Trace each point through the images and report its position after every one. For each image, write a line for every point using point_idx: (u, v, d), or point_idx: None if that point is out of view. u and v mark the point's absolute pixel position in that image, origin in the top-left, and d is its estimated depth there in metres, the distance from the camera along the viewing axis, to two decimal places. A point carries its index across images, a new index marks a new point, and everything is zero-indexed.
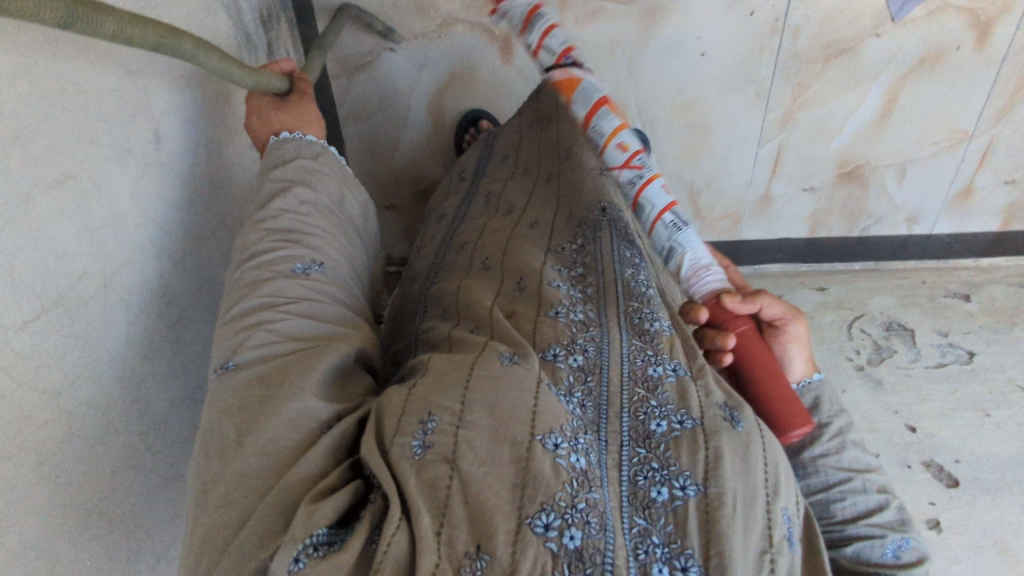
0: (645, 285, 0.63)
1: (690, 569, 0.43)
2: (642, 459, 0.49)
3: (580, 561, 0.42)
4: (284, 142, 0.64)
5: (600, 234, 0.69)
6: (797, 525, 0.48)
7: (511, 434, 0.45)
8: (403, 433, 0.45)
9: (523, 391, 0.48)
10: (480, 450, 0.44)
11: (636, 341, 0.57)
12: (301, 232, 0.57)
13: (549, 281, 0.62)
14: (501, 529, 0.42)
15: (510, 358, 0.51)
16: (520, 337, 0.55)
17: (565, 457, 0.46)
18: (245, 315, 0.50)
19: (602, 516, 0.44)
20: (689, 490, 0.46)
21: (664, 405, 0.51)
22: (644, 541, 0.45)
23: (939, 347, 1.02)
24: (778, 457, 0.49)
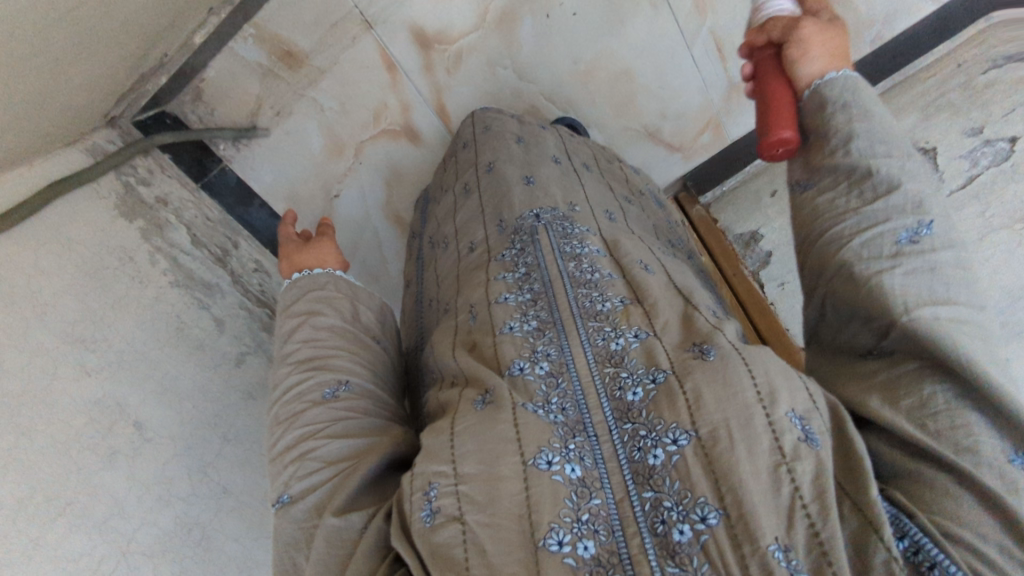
0: (594, 272, 0.67)
1: (710, 516, 0.46)
2: (631, 433, 0.52)
3: (602, 566, 0.46)
4: (302, 286, 0.77)
5: (538, 235, 0.72)
6: (816, 422, 0.47)
7: (504, 471, 0.51)
8: (413, 510, 0.51)
9: (501, 426, 0.53)
10: (480, 498, 0.50)
11: (592, 323, 0.61)
12: (323, 361, 0.67)
13: (497, 298, 0.67)
14: (519, 565, 0.47)
15: (482, 402, 0.57)
16: (486, 370, 0.60)
17: (560, 471, 0.50)
18: (290, 450, 0.60)
19: (608, 521, 0.49)
20: (682, 441, 0.49)
21: (636, 371, 0.55)
22: (659, 512, 0.48)
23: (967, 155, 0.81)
24: (766, 371, 0.50)
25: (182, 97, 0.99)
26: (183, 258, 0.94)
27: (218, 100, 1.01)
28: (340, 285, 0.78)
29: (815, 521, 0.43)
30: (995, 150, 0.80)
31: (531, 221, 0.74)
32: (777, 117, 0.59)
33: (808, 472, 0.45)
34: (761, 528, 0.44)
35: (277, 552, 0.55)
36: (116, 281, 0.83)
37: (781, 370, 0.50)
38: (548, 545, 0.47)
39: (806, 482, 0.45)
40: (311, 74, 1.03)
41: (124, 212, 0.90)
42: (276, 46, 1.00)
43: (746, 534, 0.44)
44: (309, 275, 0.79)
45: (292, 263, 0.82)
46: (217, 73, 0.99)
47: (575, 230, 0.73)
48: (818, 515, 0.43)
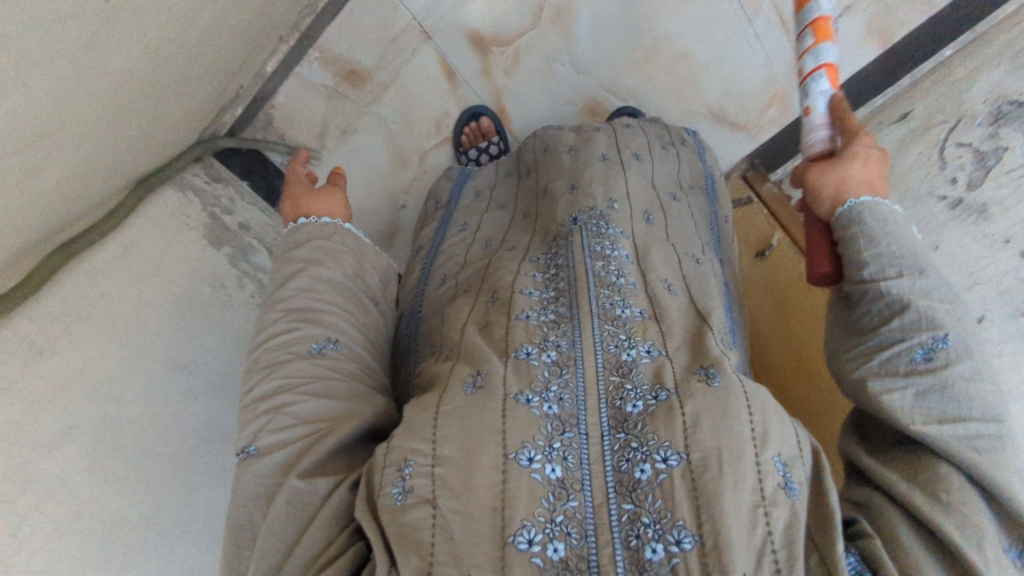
0: (619, 276, 0.64)
1: (685, 540, 0.45)
2: (622, 444, 0.51)
3: (568, 570, 0.47)
4: (306, 232, 0.75)
5: (573, 238, 0.70)
6: (798, 470, 0.48)
7: (482, 460, 0.50)
8: (386, 484, 0.50)
9: (488, 415, 0.52)
10: (454, 484, 0.49)
11: (608, 326, 0.59)
12: (317, 312, 0.66)
13: (521, 289, 0.65)
14: (485, 556, 0.47)
15: (472, 385, 0.55)
16: (489, 352, 0.59)
17: (540, 471, 0.50)
18: (263, 399, 0.59)
19: (582, 524, 0.48)
20: (671, 460, 0.48)
21: (639, 386, 0.54)
22: (635, 526, 0.47)
23: None
24: (765, 406, 0.50)
25: (254, 125, 1.10)
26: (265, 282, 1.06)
27: (286, 127, 1.12)
28: (347, 239, 0.76)
29: (782, 569, 0.43)
30: None
31: (569, 225, 0.72)
32: (812, 252, 0.65)
33: (783, 519, 0.45)
34: (734, 560, 0.43)
35: (235, 506, 0.54)
36: (208, 304, 0.96)
37: (777, 413, 0.50)
38: (518, 543, 0.47)
39: (778, 530, 0.45)
40: (374, 90, 1.13)
41: (210, 240, 1.01)
42: (340, 66, 1.11)
43: (719, 568, 0.43)
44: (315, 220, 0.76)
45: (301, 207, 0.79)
46: (286, 96, 1.11)
47: (609, 231, 0.70)
48: (785, 562, 0.44)
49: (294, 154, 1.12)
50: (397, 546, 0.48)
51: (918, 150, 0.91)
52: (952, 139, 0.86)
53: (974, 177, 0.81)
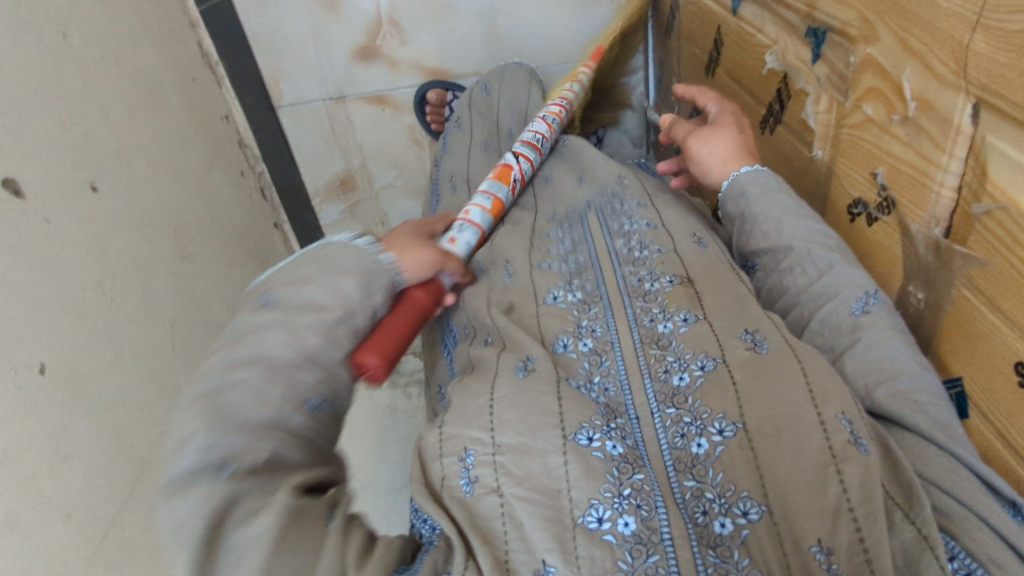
0: (643, 250, 0.70)
1: (751, 511, 0.47)
2: (674, 419, 0.53)
3: (641, 543, 0.45)
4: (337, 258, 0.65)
5: (587, 222, 0.78)
6: (863, 425, 0.49)
7: (545, 443, 0.49)
8: (449, 477, 0.50)
9: (544, 398, 0.52)
10: (518, 470, 0.49)
11: (639, 303, 0.63)
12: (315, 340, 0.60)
13: (541, 273, 0.72)
14: (552, 538, 0.46)
15: (523, 368, 0.56)
16: (529, 338, 0.60)
17: (600, 448, 0.50)
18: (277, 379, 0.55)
19: (651, 495, 0.48)
20: (727, 432, 0.50)
21: (682, 357, 0.56)
22: (701, 501, 0.48)
23: None
24: (820, 373, 0.52)
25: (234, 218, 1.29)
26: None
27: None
28: (374, 287, 0.65)
29: (862, 526, 0.44)
30: None
31: (582, 209, 0.81)
32: (378, 341, 0.62)
33: (856, 475, 0.46)
34: (805, 526, 0.45)
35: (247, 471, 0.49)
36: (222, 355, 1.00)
37: (835, 378, 0.52)
38: (587, 522, 0.46)
39: (853, 486, 0.46)
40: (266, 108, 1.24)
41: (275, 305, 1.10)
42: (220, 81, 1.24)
43: (790, 533, 0.46)
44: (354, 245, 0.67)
45: (384, 238, 0.72)
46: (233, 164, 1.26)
47: (625, 207, 0.77)
48: (864, 520, 0.44)
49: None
50: (470, 541, 0.45)
51: None
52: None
53: None
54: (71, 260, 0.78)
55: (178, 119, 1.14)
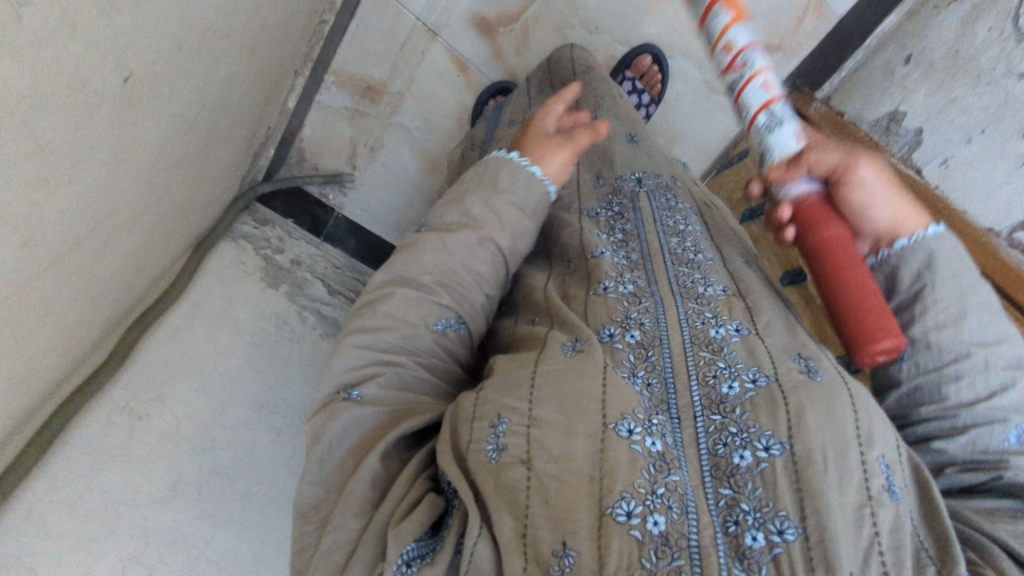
0: (697, 253, 0.66)
1: (787, 531, 0.44)
2: (718, 426, 0.51)
3: (667, 546, 0.44)
4: (490, 172, 0.61)
5: (641, 204, 0.73)
6: (900, 473, 0.47)
7: (584, 428, 0.48)
8: (478, 440, 0.48)
9: (588, 382, 0.50)
10: (552, 449, 0.47)
11: (693, 304, 0.59)
12: (388, 349, 0.52)
13: (593, 249, 0.66)
14: (584, 525, 0.44)
15: (572, 346, 0.53)
16: (577, 319, 0.57)
17: (640, 442, 0.48)
18: (369, 351, 0.51)
19: (683, 500, 0.46)
20: (773, 450, 0.48)
21: (734, 366, 0.53)
22: (734, 511, 0.46)
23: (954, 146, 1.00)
24: (868, 406, 0.50)
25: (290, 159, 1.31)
26: (324, 310, 1.10)
27: (317, 156, 1.34)
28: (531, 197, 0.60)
29: (891, 572, 0.42)
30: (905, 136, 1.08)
31: (632, 183, 0.76)
32: (870, 325, 0.53)
33: (889, 521, 0.44)
34: (841, 557, 0.42)
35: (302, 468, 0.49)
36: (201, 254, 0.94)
37: (878, 411, 0.50)
38: (616, 514, 0.45)
39: (885, 530, 0.44)
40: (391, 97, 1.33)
41: (268, 281, 1.06)
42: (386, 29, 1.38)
43: (824, 561, 0.42)
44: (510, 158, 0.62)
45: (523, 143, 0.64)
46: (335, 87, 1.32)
47: (679, 207, 0.74)
48: (893, 568, 0.43)
49: (331, 181, 1.33)
50: (491, 509, 0.44)
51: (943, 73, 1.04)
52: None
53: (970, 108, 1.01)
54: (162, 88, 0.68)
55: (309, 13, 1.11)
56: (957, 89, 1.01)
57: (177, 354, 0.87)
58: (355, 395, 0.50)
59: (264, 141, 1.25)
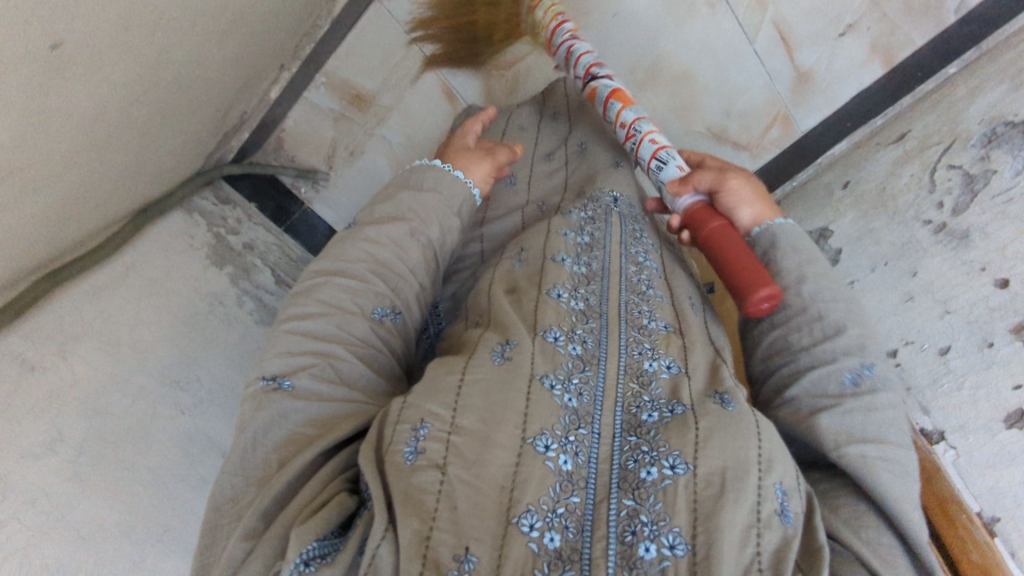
0: (648, 287, 0.67)
1: (677, 545, 0.46)
2: (632, 446, 0.52)
3: (560, 559, 0.47)
4: (419, 176, 0.70)
5: (609, 226, 0.73)
6: (795, 498, 0.49)
7: (500, 437, 0.50)
8: (397, 443, 0.50)
9: (514, 395, 0.53)
10: (466, 455, 0.50)
11: (633, 333, 0.61)
12: (324, 338, 0.57)
13: (554, 255, 0.67)
14: (485, 531, 0.47)
15: (500, 355, 0.56)
16: (519, 324, 0.59)
17: (553, 459, 0.50)
18: (303, 339, 0.57)
19: (580, 520, 0.49)
20: (678, 469, 0.49)
21: (657, 400, 0.55)
22: (633, 522, 0.48)
23: (964, 288, 0.74)
24: (770, 431, 0.52)
25: (265, 149, 1.23)
26: (265, 299, 1.10)
27: (297, 147, 1.24)
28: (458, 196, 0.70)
29: None
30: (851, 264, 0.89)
31: (609, 200, 0.77)
32: (755, 272, 0.58)
33: (773, 543, 0.46)
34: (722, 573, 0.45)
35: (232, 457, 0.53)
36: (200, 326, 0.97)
37: (781, 443, 0.52)
38: (520, 525, 0.47)
39: (769, 551, 0.46)
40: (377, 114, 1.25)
41: (214, 259, 1.06)
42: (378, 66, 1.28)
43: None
44: (431, 165, 0.71)
45: (444, 153, 0.75)
46: (295, 122, 1.23)
47: (643, 239, 0.75)
48: None
49: (306, 176, 1.23)
50: (398, 510, 0.47)
51: (907, 172, 0.88)
52: (945, 159, 0.82)
53: (958, 202, 0.78)
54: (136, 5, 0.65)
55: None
56: (876, 221, 0.89)
57: (87, 312, 0.84)
58: (287, 384, 0.55)
59: (237, 125, 1.20)
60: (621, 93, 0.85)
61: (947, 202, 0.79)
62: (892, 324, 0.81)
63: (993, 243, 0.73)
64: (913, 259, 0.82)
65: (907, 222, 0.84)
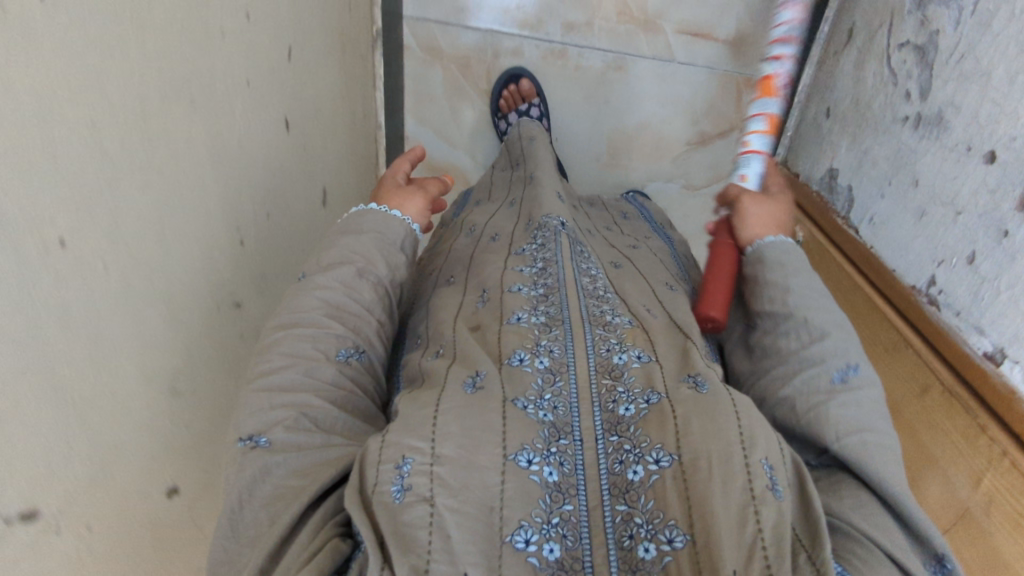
0: (606, 287, 0.69)
1: (676, 539, 0.47)
2: (615, 446, 0.53)
3: (563, 571, 0.47)
4: (357, 222, 0.72)
5: (561, 240, 0.74)
6: (783, 474, 0.50)
7: (482, 460, 0.50)
8: (383, 480, 0.49)
9: (489, 415, 0.53)
10: (452, 481, 0.49)
11: (599, 331, 0.62)
12: (295, 389, 0.58)
13: (509, 286, 0.68)
14: (480, 554, 0.47)
15: (472, 384, 0.56)
16: (485, 356, 0.60)
17: (538, 472, 0.50)
18: (275, 391, 0.57)
19: (577, 526, 0.49)
20: (663, 461, 0.50)
21: (631, 389, 0.55)
22: (629, 525, 0.49)
23: (955, 154, 0.83)
24: (748, 413, 0.53)
25: None
26: None
27: None
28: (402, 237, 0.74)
29: (771, 565, 0.44)
30: (882, 142, 1.01)
31: (556, 223, 0.77)
32: (711, 297, 0.77)
33: (772, 517, 0.46)
34: (724, 559, 0.45)
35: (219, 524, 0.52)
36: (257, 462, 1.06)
37: (760, 423, 0.52)
38: (514, 541, 0.47)
39: (769, 527, 0.46)
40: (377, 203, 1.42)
41: None
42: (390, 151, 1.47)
43: (708, 562, 0.45)
44: (367, 209, 0.74)
45: (375, 192, 0.78)
46: None
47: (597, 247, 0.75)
48: (774, 558, 0.44)
49: None
50: (393, 549, 0.46)
51: (873, 70, 1.06)
52: (896, 42, 1.00)
53: (919, 78, 0.93)
54: (239, 142, 0.76)
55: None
56: (865, 140, 1.06)
57: None
58: (263, 441, 0.54)
59: None
60: (772, 79, 0.91)
61: (914, 79, 0.94)
62: (922, 245, 0.89)
63: (965, 122, 0.82)
64: (912, 169, 0.93)
65: (891, 125, 0.99)
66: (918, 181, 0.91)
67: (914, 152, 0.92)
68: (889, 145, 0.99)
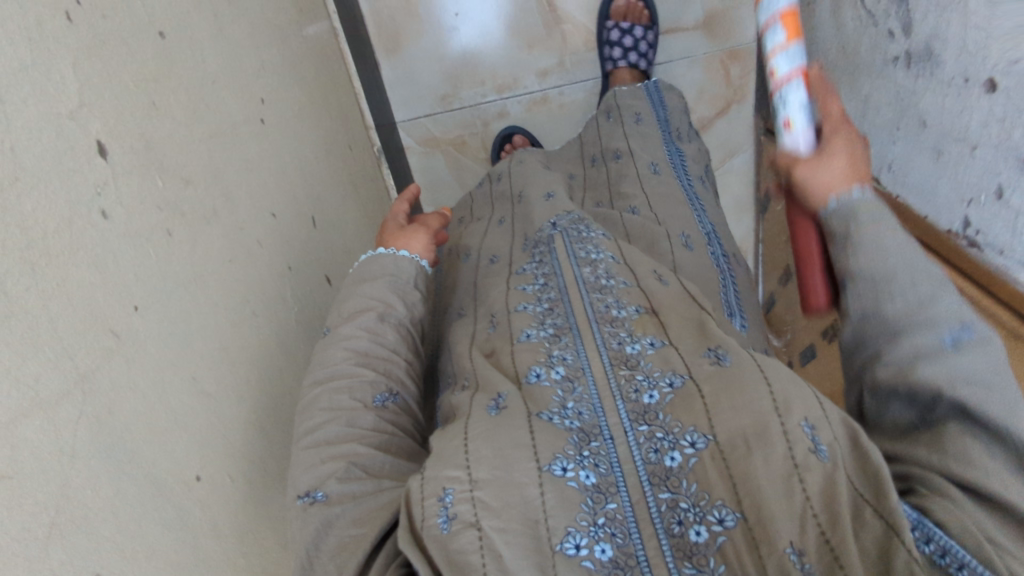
0: (609, 278, 0.68)
1: (727, 518, 0.47)
2: (647, 435, 0.52)
3: (619, 569, 0.47)
4: (366, 271, 0.75)
5: (557, 243, 0.75)
6: (827, 429, 0.48)
7: (520, 476, 0.51)
8: (429, 516, 0.51)
9: (517, 432, 0.53)
10: (494, 503, 0.50)
11: (607, 328, 0.62)
12: (342, 439, 0.60)
13: (516, 307, 0.69)
14: (534, 568, 0.48)
15: (495, 407, 0.57)
16: (504, 379, 0.61)
17: (575, 478, 0.51)
18: (325, 446, 0.60)
19: (625, 524, 0.49)
20: (699, 444, 0.50)
21: (651, 376, 0.56)
22: (675, 511, 0.48)
23: (954, 88, 0.80)
24: (777, 378, 0.51)
25: None
26: None
27: None
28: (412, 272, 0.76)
29: (827, 532, 0.44)
30: (871, 82, 0.97)
31: (548, 229, 0.79)
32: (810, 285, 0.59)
33: (819, 483, 0.46)
34: (778, 535, 0.45)
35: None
36: None
37: (793, 382, 0.51)
38: (565, 549, 0.48)
39: (816, 493, 0.45)
40: None
41: None
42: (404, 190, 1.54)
43: (764, 537, 0.45)
44: (374, 255, 0.77)
45: (379, 237, 0.81)
46: None
47: (590, 234, 0.75)
48: (829, 526, 0.44)
49: None
50: None
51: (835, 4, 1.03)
52: None
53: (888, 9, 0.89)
54: (238, 200, 0.83)
55: (293, 101, 1.11)
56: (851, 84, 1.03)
57: None
58: (320, 496, 0.57)
59: None
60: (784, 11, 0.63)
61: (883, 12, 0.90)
62: (949, 190, 0.86)
63: (954, 54, 0.78)
64: (913, 108, 0.89)
65: (884, 67, 0.93)
66: (925, 120, 0.88)
67: (911, 93, 0.89)
68: (880, 85, 0.95)
